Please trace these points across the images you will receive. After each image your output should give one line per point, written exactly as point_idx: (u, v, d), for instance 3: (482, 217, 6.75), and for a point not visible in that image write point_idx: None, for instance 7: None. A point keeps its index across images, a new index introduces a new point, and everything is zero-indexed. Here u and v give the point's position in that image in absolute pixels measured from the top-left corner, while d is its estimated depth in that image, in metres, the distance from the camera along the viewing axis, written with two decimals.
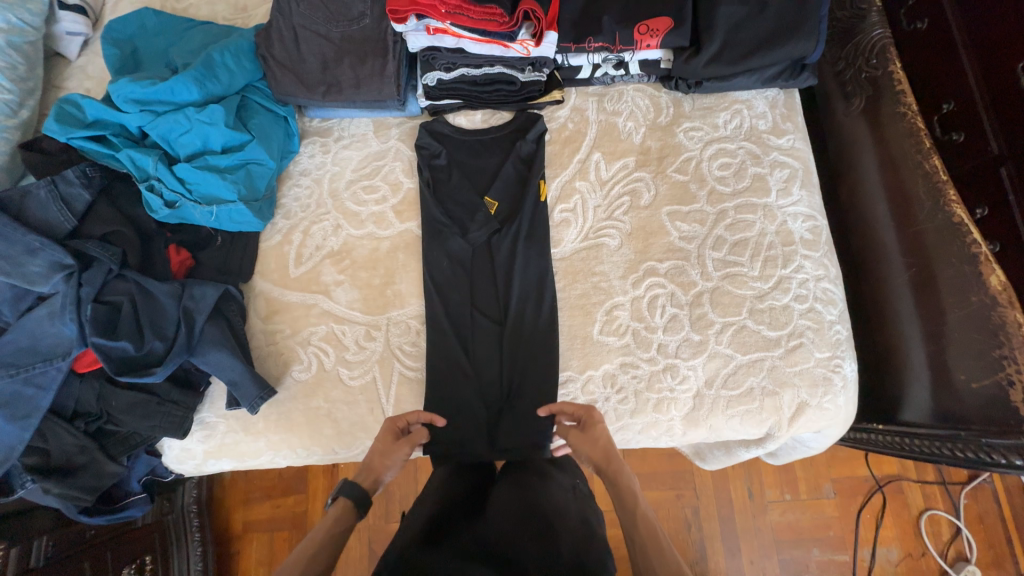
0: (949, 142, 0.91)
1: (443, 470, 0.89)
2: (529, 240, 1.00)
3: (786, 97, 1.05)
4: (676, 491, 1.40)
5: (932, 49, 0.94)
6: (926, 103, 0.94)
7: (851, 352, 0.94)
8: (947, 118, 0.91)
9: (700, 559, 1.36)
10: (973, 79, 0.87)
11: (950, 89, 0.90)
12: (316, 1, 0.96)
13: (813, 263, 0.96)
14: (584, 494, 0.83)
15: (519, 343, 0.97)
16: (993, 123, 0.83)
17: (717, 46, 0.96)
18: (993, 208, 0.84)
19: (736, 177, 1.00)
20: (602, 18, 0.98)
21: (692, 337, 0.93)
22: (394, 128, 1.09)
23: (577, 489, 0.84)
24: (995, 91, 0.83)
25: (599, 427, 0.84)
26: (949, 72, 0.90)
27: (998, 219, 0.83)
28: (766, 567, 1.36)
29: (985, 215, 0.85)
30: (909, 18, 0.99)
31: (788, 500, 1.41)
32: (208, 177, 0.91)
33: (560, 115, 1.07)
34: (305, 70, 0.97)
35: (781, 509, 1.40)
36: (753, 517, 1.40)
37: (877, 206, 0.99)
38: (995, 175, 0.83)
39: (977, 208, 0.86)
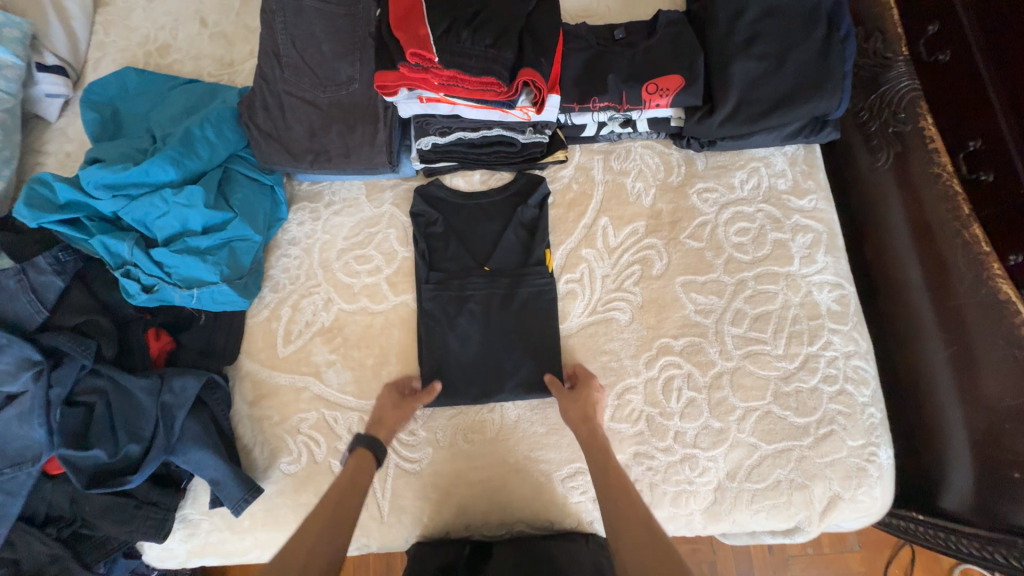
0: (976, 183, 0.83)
1: (439, 496, 0.86)
2: (532, 313, 0.93)
3: (806, 152, 0.98)
4: (693, 543, 1.25)
5: (957, 84, 0.86)
6: (951, 145, 0.87)
7: (886, 437, 0.85)
8: (974, 157, 0.84)
9: None
10: (1003, 116, 0.79)
11: (975, 126, 0.83)
12: (300, 66, 0.90)
13: (842, 338, 0.88)
14: (598, 543, 0.84)
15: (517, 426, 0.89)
16: None
17: (731, 105, 0.89)
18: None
19: (756, 244, 0.93)
20: (607, 77, 0.91)
21: (712, 425, 0.85)
22: (387, 191, 1.03)
23: (591, 539, 0.85)
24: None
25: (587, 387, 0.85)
26: (977, 110, 0.83)
27: None
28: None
29: (1019, 263, 0.78)
30: (928, 49, 0.91)
31: (810, 554, 1.27)
32: (188, 260, 0.85)
33: (563, 175, 1.01)
34: (291, 138, 0.92)
35: (803, 565, 1.26)
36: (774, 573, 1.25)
37: (909, 269, 0.92)
38: None
39: (1009, 256, 0.79)
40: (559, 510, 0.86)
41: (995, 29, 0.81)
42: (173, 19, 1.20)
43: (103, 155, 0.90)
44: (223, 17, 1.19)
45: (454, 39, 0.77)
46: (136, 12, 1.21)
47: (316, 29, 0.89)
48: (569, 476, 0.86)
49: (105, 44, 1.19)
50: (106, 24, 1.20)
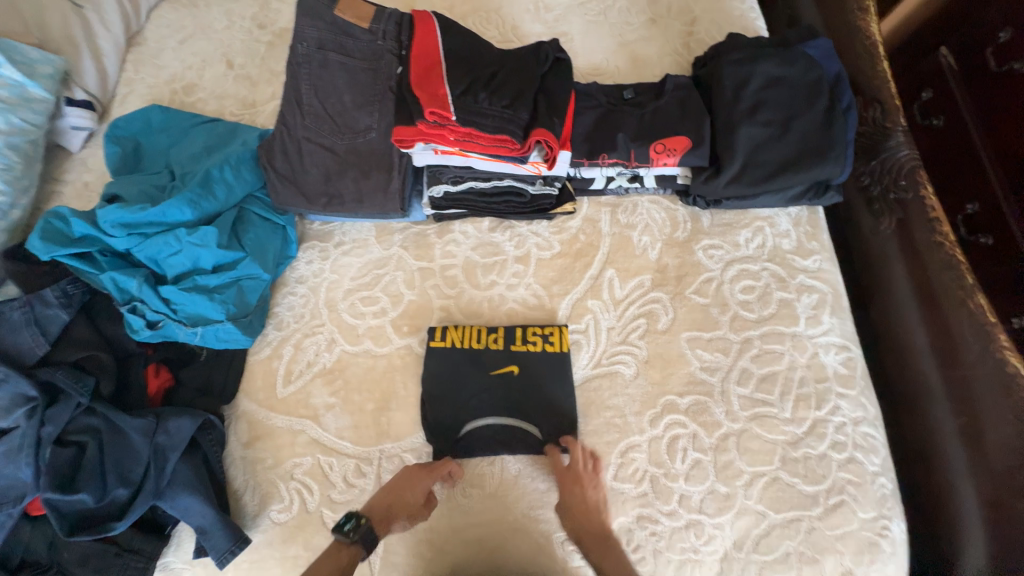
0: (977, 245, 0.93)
1: (431, 556, 0.82)
2: (550, 408, 0.89)
3: (809, 214, 1.01)
4: None
5: (952, 146, 1.00)
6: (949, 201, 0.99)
7: (897, 509, 0.83)
8: (971, 219, 0.95)
9: None
10: (996, 183, 0.91)
11: (971, 190, 0.95)
12: (321, 114, 0.93)
13: (849, 402, 0.87)
14: None
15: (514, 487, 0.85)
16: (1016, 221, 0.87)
17: (737, 167, 0.92)
18: None
19: (761, 302, 0.93)
20: (616, 135, 0.94)
21: (717, 489, 0.83)
22: (397, 233, 1.05)
23: None
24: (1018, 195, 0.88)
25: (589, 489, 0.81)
26: (972, 173, 0.96)
27: None
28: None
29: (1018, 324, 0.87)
30: (923, 114, 1.07)
31: None
32: (196, 298, 0.86)
33: (571, 226, 1.03)
34: (307, 181, 0.94)
35: None
36: None
37: (917, 335, 0.91)
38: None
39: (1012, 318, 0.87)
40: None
41: (985, 107, 0.95)
42: (201, 60, 1.26)
43: (121, 191, 0.91)
44: (249, 60, 1.25)
45: (471, 99, 0.81)
46: (167, 52, 1.27)
47: (339, 81, 0.92)
48: (569, 538, 0.82)
49: (134, 81, 1.24)
50: (136, 63, 1.26)
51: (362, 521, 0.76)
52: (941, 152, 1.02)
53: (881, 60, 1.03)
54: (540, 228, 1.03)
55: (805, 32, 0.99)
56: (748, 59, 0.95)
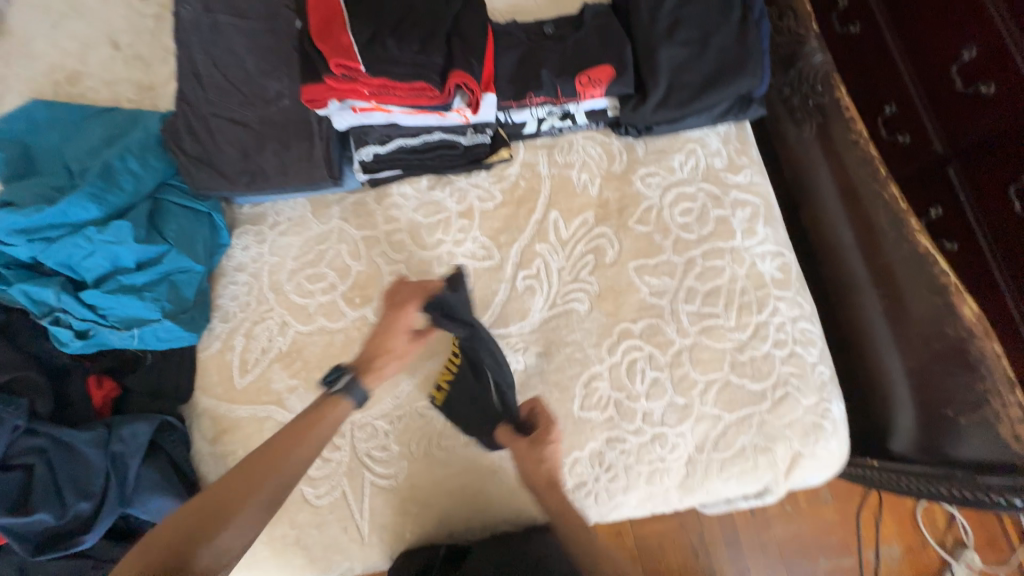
0: (898, 143, 0.97)
1: (418, 507, 0.86)
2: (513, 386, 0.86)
3: (737, 130, 1.03)
4: (679, 517, 1.30)
5: (869, 45, 1.00)
6: (870, 104, 1.01)
7: (836, 392, 0.91)
8: (890, 119, 0.98)
9: None
10: (908, 79, 0.93)
11: (889, 91, 0.97)
12: (223, 85, 0.86)
13: (787, 303, 0.93)
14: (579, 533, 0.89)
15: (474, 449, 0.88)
16: (928, 115, 0.91)
17: (662, 90, 0.93)
18: (944, 208, 0.90)
19: (700, 222, 0.97)
20: (540, 73, 0.92)
21: (676, 401, 0.88)
22: (333, 206, 1.01)
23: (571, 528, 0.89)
24: (929, 88, 0.90)
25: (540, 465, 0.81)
26: (887, 72, 0.97)
27: (952, 216, 0.89)
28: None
29: (939, 213, 0.91)
30: (840, 20, 1.07)
31: (789, 511, 1.34)
32: (124, 300, 0.81)
33: (510, 173, 1.01)
34: (223, 161, 0.88)
35: (784, 521, 1.33)
36: (758, 534, 1.33)
37: (843, 232, 0.99)
38: (942, 173, 0.90)
39: (933, 208, 0.92)
40: (539, 505, 0.87)
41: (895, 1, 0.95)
42: (81, 44, 1.13)
43: (14, 197, 0.83)
44: (137, 39, 1.13)
45: (380, 48, 0.77)
46: (38, 39, 1.13)
47: (238, 47, 0.86)
48: None
49: (7, 76, 1.11)
50: (6, 56, 1.12)
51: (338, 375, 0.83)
52: (863, 53, 1.02)
53: None
54: (480, 180, 1.01)
55: None
56: None
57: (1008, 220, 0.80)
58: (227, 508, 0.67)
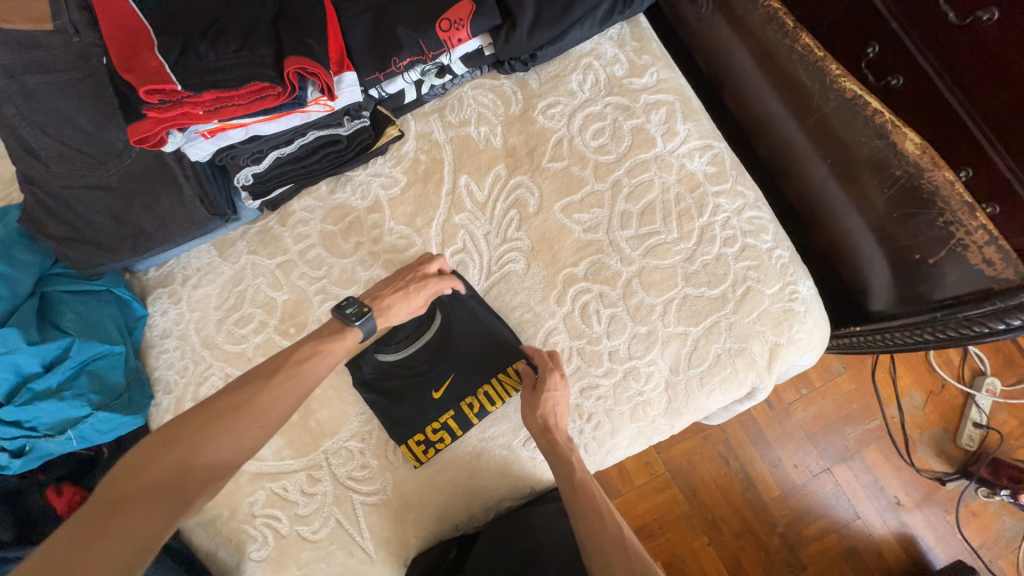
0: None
1: (414, 512, 0.84)
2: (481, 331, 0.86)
3: (631, 28, 0.94)
4: (701, 433, 1.30)
5: None
6: None
7: (800, 271, 0.86)
8: None
9: (746, 488, 1.28)
10: None
11: None
12: (65, 152, 0.78)
13: (727, 197, 0.87)
14: None
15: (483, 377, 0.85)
16: None
17: (531, 12, 0.84)
18: (882, 43, 0.75)
19: (615, 139, 0.89)
20: (396, 30, 0.82)
21: (639, 330, 0.84)
22: (239, 241, 0.94)
23: None
24: None
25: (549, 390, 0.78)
26: None
27: (891, 53, 0.75)
28: (810, 463, 1.29)
29: (878, 51, 0.76)
30: None
31: (806, 395, 1.32)
32: (44, 406, 0.77)
33: (407, 150, 0.94)
34: (98, 234, 0.82)
35: (803, 405, 1.32)
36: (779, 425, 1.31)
37: (770, 99, 0.90)
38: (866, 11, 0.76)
39: (867, 47, 0.77)
40: (532, 475, 0.85)
41: None
42: None
43: None
44: None
45: (196, 58, 0.69)
46: None
47: (62, 106, 0.77)
48: (527, 440, 0.84)
49: None
50: None
51: (367, 311, 0.75)
52: None
53: None
54: (379, 167, 0.94)
55: None
56: None
57: (955, 39, 0.67)
58: (213, 443, 0.61)
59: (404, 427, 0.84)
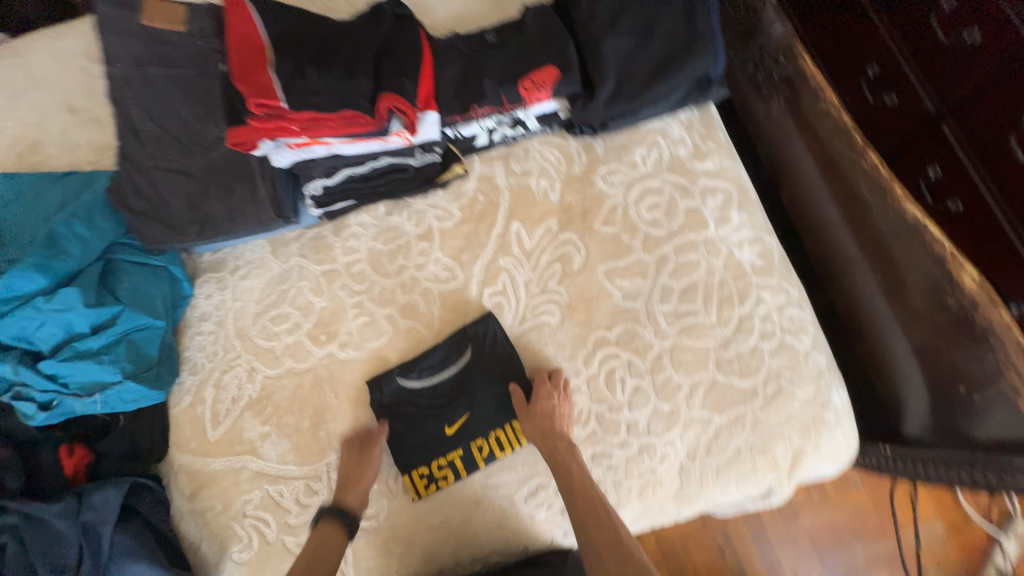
0: (883, 106, 0.86)
1: (400, 545, 0.82)
2: (505, 375, 0.87)
3: (701, 115, 0.98)
4: (701, 518, 1.24)
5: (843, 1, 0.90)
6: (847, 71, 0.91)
7: (836, 380, 0.85)
8: (876, 82, 0.87)
9: None
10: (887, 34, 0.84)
11: (869, 50, 0.87)
12: (162, 137, 0.85)
13: (771, 292, 0.87)
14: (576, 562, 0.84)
15: (493, 416, 0.85)
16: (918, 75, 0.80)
17: (612, 85, 0.88)
18: (943, 166, 0.78)
19: (669, 216, 0.91)
20: (482, 82, 0.88)
21: (661, 408, 0.83)
22: (292, 243, 0.99)
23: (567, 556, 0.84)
24: (913, 41, 0.80)
25: (541, 402, 0.81)
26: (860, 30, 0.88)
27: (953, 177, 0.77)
28: None
29: (937, 173, 0.79)
30: None
31: (818, 501, 1.25)
32: (81, 366, 0.80)
33: (467, 188, 0.98)
34: (171, 214, 0.87)
35: (813, 512, 1.25)
36: (785, 526, 1.24)
37: (826, 206, 0.92)
38: (932, 133, 0.79)
39: (929, 168, 0.80)
40: (527, 532, 0.83)
41: None
42: (39, 113, 1.14)
43: None
44: (92, 101, 1.14)
45: (302, 80, 0.75)
46: None
47: (170, 96, 0.84)
48: (530, 494, 0.83)
49: None
50: None
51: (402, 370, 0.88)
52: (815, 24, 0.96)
53: None
54: (437, 199, 0.98)
55: None
56: None
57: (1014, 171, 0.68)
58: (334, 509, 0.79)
59: (410, 453, 0.84)
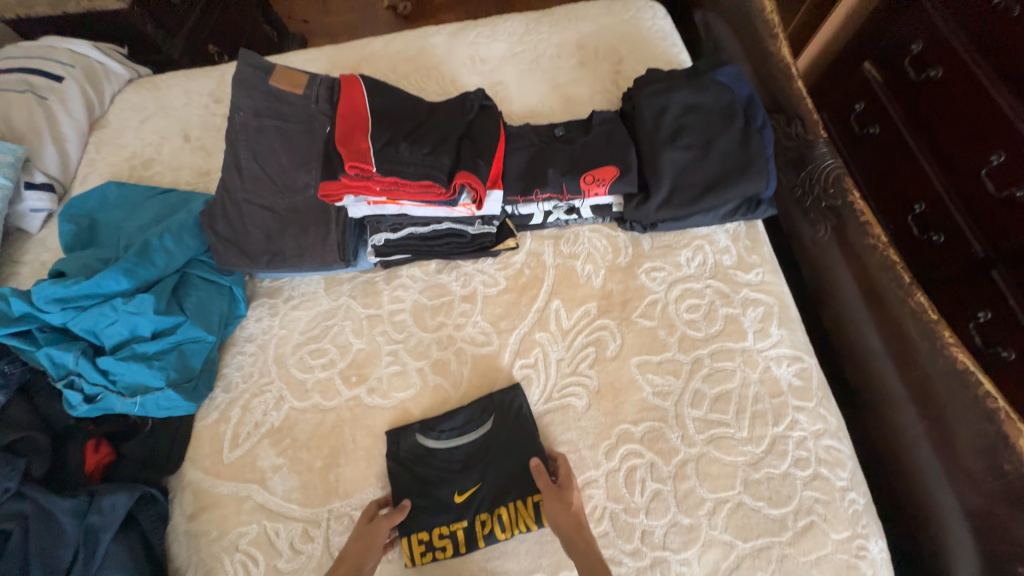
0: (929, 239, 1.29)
1: None
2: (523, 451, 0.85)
3: (747, 228, 1.02)
4: None
5: (892, 158, 1.39)
6: (894, 206, 1.40)
7: (874, 526, 0.78)
8: (922, 216, 1.31)
9: None
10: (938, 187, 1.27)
11: (914, 197, 1.33)
12: (260, 176, 0.97)
13: (808, 416, 0.84)
14: None
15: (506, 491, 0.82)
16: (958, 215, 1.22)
17: (665, 191, 0.95)
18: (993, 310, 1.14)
19: (708, 320, 0.93)
20: (547, 171, 0.96)
21: (680, 520, 0.78)
22: (345, 283, 1.05)
23: None
24: (952, 193, 1.24)
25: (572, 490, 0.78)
26: (914, 182, 1.33)
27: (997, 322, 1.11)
28: None
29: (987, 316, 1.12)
30: (863, 124, 1.46)
31: None
32: (133, 367, 0.85)
33: (515, 261, 1.03)
34: (249, 242, 0.96)
35: None
36: None
37: (871, 338, 0.91)
38: (985, 273, 1.16)
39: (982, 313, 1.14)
40: None
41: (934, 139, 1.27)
42: (160, 136, 1.32)
43: (66, 266, 0.92)
44: (205, 132, 1.31)
45: (393, 150, 0.85)
46: (127, 131, 1.34)
47: (276, 144, 0.96)
48: None
49: (95, 160, 1.29)
50: (98, 144, 1.32)
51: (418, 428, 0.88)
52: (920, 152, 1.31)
53: (795, 79, 1.08)
54: (486, 265, 1.04)
55: (713, 62, 1.05)
56: (664, 90, 1.00)
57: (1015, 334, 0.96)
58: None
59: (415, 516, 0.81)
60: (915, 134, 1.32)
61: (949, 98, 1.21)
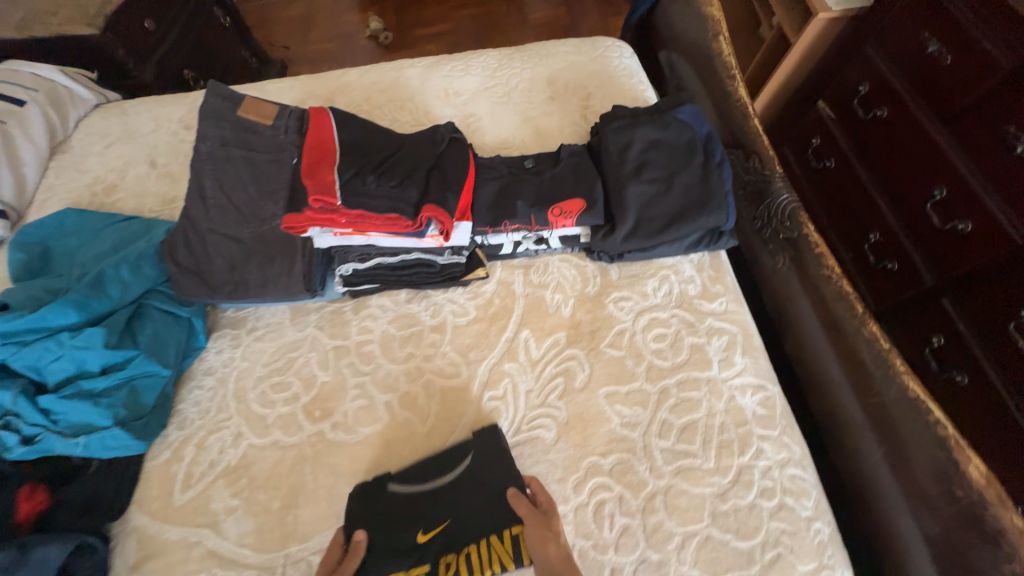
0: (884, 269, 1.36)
1: None
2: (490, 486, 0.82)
3: (711, 258, 1.05)
4: None
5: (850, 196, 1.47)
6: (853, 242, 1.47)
7: (840, 557, 0.79)
8: (878, 249, 1.38)
9: None
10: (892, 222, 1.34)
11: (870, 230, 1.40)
12: (225, 205, 0.95)
13: (772, 445, 0.85)
14: None
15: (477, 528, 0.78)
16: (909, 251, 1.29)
17: (631, 223, 0.97)
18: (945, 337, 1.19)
19: (674, 349, 0.94)
20: (516, 203, 0.98)
21: (649, 557, 0.77)
22: (312, 313, 1.04)
23: None
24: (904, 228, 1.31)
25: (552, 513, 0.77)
26: (869, 217, 1.41)
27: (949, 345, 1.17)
28: None
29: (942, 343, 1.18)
30: (822, 159, 1.55)
31: None
32: (78, 406, 0.81)
33: (485, 290, 1.04)
34: (211, 271, 0.94)
35: None
36: None
37: (830, 365, 0.93)
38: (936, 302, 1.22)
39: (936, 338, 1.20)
40: None
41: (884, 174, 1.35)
42: (124, 162, 1.29)
43: (10, 298, 0.88)
44: (172, 158, 1.29)
45: (359, 183, 0.87)
46: (91, 157, 1.31)
47: (243, 173, 0.95)
48: None
49: (54, 186, 1.26)
50: (59, 169, 1.29)
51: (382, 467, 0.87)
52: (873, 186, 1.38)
53: (752, 117, 1.15)
54: (456, 295, 1.04)
55: (674, 101, 1.10)
56: (628, 126, 1.05)
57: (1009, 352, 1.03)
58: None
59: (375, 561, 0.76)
60: (868, 169, 1.40)
61: (894, 133, 1.30)
